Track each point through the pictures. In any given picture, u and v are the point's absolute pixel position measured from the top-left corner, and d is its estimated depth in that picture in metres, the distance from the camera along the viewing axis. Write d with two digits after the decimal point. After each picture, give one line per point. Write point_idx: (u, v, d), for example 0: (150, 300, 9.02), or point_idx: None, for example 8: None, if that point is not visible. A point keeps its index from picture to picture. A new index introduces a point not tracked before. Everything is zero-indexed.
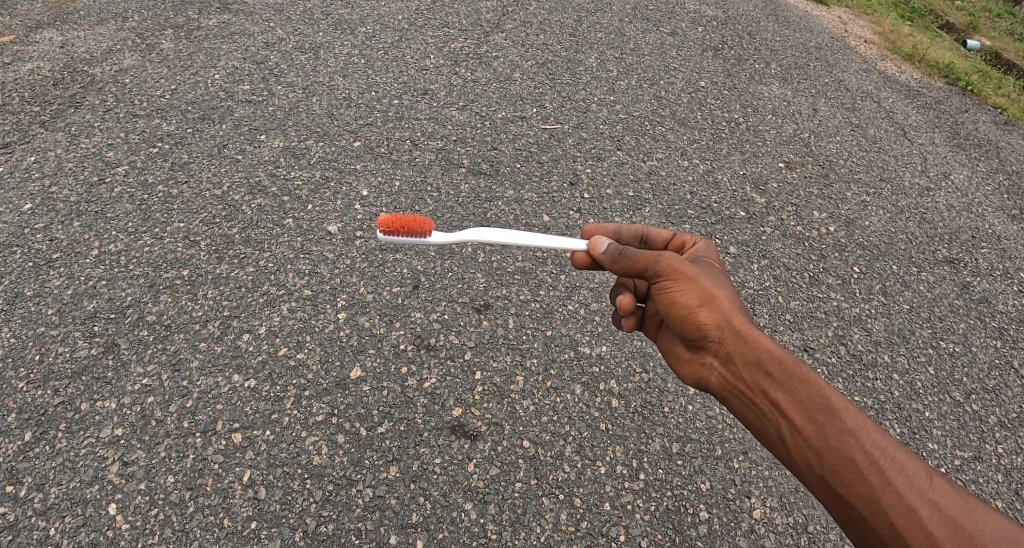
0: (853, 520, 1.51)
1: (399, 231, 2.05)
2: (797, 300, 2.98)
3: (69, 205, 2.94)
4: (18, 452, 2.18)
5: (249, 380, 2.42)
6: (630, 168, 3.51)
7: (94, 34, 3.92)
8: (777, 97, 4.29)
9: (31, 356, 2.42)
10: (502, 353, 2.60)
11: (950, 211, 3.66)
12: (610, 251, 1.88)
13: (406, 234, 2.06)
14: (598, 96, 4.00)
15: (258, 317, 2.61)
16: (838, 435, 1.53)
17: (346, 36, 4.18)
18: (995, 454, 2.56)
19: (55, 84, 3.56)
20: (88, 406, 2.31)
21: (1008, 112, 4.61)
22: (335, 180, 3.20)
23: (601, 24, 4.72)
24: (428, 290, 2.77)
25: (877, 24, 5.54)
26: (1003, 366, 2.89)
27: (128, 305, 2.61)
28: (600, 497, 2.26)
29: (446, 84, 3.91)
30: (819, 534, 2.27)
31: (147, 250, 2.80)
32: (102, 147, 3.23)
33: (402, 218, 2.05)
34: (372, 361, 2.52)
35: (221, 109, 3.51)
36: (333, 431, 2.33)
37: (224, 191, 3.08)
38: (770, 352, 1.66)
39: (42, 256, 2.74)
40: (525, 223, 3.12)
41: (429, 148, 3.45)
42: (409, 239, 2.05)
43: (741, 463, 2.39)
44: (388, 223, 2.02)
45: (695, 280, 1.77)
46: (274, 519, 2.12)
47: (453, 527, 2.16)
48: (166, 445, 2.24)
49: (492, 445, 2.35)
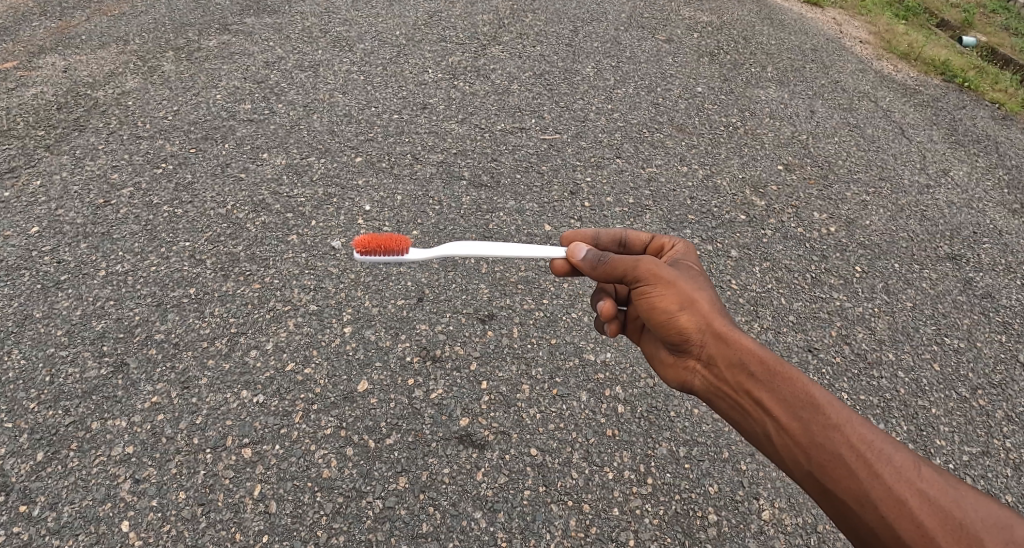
0: (843, 514, 1.51)
1: (377, 250, 2.06)
2: (800, 302, 2.99)
3: (76, 227, 2.99)
4: (31, 472, 2.21)
5: (257, 396, 2.44)
6: (630, 176, 3.54)
7: (96, 58, 3.99)
8: (775, 100, 4.31)
9: (41, 377, 2.45)
10: (508, 362, 2.62)
11: (951, 208, 3.67)
12: (589, 258, 1.91)
13: (384, 253, 2.07)
14: (596, 105, 4.04)
15: (265, 333, 2.64)
16: (823, 431, 1.54)
17: (345, 53, 4.24)
18: (1003, 448, 2.56)
19: (58, 108, 3.61)
20: (99, 425, 2.33)
21: (1006, 106, 4.63)
22: (337, 196, 3.23)
23: (598, 33, 4.77)
24: (433, 302, 2.80)
25: (872, 23, 5.59)
26: (1009, 360, 2.89)
27: (136, 324, 2.64)
28: (609, 503, 2.27)
29: (445, 97, 3.96)
30: (829, 534, 2.26)
31: (154, 269, 2.84)
32: (107, 170, 3.27)
33: (379, 237, 2.06)
34: (378, 374, 2.54)
35: (224, 128, 3.56)
36: (342, 444, 2.34)
37: (228, 210, 3.12)
38: (751, 352, 1.67)
39: (52, 278, 2.78)
40: (528, 233, 3.14)
41: (430, 161, 3.49)
42: (387, 257, 2.05)
43: (749, 465, 2.40)
44: (365, 242, 2.04)
45: (675, 285, 1.79)
46: (286, 532, 2.14)
47: (463, 536, 2.17)
48: (176, 462, 2.26)
49: (500, 453, 2.36)
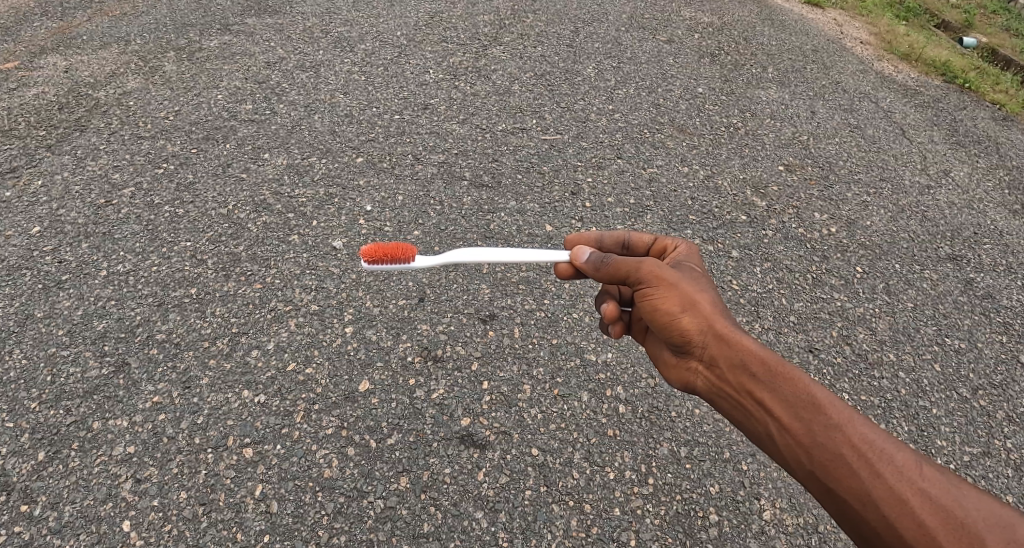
0: (845, 514, 1.51)
1: (383, 258, 2.03)
2: (801, 302, 2.99)
3: (77, 227, 2.99)
4: (32, 472, 2.21)
5: (258, 396, 2.44)
6: (630, 176, 3.54)
7: (97, 58, 3.99)
8: (775, 101, 4.32)
9: (42, 377, 2.45)
10: (509, 363, 2.62)
11: (951, 208, 3.67)
12: (592, 260, 1.92)
13: (391, 261, 2.04)
14: (597, 105, 4.04)
15: (266, 333, 2.64)
16: (824, 431, 1.54)
17: (346, 54, 4.25)
18: (1004, 449, 2.56)
19: (60, 108, 3.62)
20: (100, 424, 2.34)
21: (1007, 106, 4.63)
22: (338, 196, 3.24)
23: (598, 34, 4.77)
24: (434, 302, 2.80)
25: (872, 24, 5.59)
26: (1009, 360, 2.89)
27: (138, 324, 2.64)
28: (610, 503, 2.27)
29: (446, 98, 3.96)
30: (830, 534, 2.26)
31: (155, 269, 2.84)
32: (109, 170, 3.28)
33: (384, 246, 2.04)
34: (379, 374, 2.54)
35: (225, 129, 3.57)
36: (343, 444, 2.35)
37: (230, 210, 3.12)
38: (753, 352, 1.67)
39: (53, 278, 2.78)
40: (528, 233, 3.14)
41: (431, 161, 3.49)
42: (393, 266, 2.03)
43: (750, 465, 2.40)
44: (371, 251, 2.01)
45: (677, 286, 1.79)
46: (287, 532, 2.14)
47: (464, 536, 2.17)
48: (178, 462, 2.26)
49: (501, 453, 2.36)
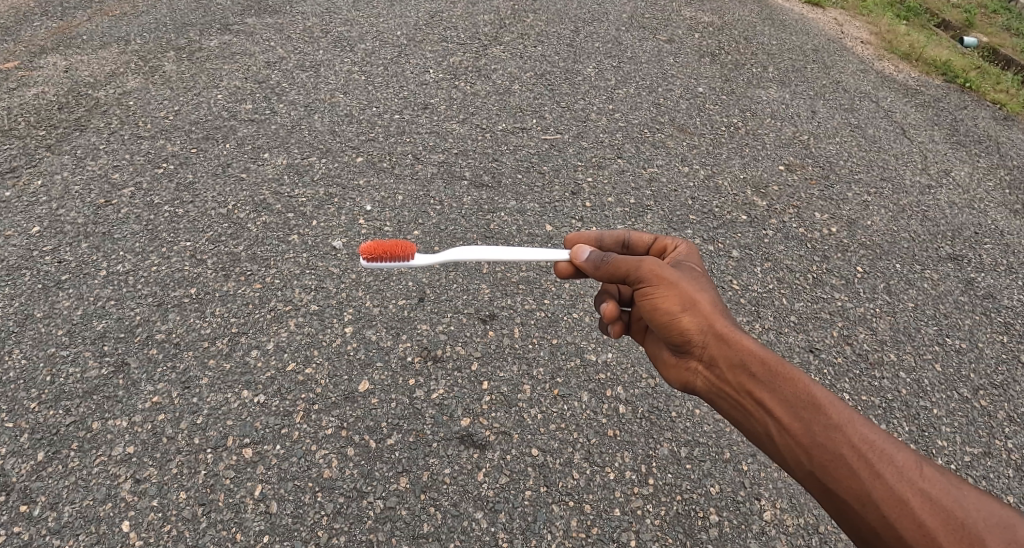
0: (845, 514, 1.50)
1: (382, 256, 2.03)
2: (801, 302, 2.99)
3: (77, 227, 2.99)
4: (32, 472, 2.21)
5: (258, 396, 2.44)
6: (631, 176, 3.54)
7: (97, 58, 3.99)
8: (776, 100, 4.31)
9: (42, 378, 2.45)
10: (509, 363, 2.61)
11: (952, 208, 3.66)
12: (592, 259, 1.91)
13: (390, 259, 2.04)
14: (597, 105, 4.03)
15: (266, 333, 2.63)
16: (824, 431, 1.53)
17: (346, 53, 4.24)
18: (1005, 449, 2.55)
19: (60, 108, 3.61)
20: (100, 424, 2.33)
21: (1008, 106, 4.62)
22: (338, 196, 3.23)
23: (599, 33, 4.77)
24: (433, 302, 2.79)
25: (873, 24, 5.58)
26: (1010, 360, 2.88)
27: (137, 324, 2.63)
28: (610, 503, 2.27)
29: (446, 97, 3.96)
30: (831, 535, 2.26)
31: (155, 269, 2.84)
32: (108, 169, 3.27)
33: (384, 243, 2.03)
34: (379, 374, 2.54)
35: (225, 128, 3.56)
36: (343, 444, 2.34)
37: (230, 210, 3.12)
38: (752, 352, 1.67)
39: (52, 278, 2.77)
40: (528, 233, 3.14)
41: (431, 161, 3.49)
42: (393, 264, 2.03)
43: (750, 466, 2.40)
44: (371, 248, 2.01)
45: (677, 285, 1.78)
46: (287, 532, 2.14)
47: (464, 537, 2.16)
48: (177, 462, 2.26)
49: (501, 454, 2.36)
